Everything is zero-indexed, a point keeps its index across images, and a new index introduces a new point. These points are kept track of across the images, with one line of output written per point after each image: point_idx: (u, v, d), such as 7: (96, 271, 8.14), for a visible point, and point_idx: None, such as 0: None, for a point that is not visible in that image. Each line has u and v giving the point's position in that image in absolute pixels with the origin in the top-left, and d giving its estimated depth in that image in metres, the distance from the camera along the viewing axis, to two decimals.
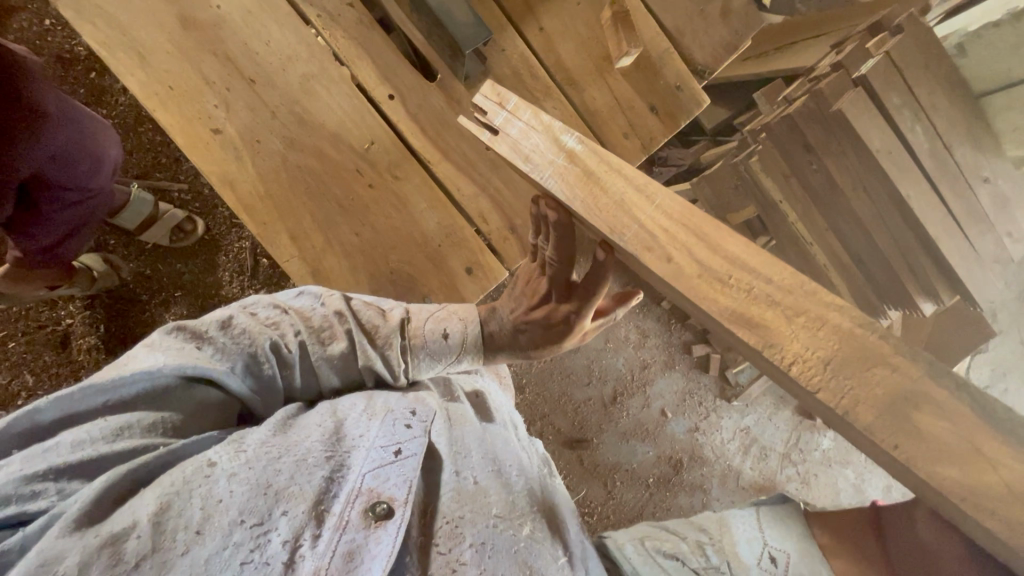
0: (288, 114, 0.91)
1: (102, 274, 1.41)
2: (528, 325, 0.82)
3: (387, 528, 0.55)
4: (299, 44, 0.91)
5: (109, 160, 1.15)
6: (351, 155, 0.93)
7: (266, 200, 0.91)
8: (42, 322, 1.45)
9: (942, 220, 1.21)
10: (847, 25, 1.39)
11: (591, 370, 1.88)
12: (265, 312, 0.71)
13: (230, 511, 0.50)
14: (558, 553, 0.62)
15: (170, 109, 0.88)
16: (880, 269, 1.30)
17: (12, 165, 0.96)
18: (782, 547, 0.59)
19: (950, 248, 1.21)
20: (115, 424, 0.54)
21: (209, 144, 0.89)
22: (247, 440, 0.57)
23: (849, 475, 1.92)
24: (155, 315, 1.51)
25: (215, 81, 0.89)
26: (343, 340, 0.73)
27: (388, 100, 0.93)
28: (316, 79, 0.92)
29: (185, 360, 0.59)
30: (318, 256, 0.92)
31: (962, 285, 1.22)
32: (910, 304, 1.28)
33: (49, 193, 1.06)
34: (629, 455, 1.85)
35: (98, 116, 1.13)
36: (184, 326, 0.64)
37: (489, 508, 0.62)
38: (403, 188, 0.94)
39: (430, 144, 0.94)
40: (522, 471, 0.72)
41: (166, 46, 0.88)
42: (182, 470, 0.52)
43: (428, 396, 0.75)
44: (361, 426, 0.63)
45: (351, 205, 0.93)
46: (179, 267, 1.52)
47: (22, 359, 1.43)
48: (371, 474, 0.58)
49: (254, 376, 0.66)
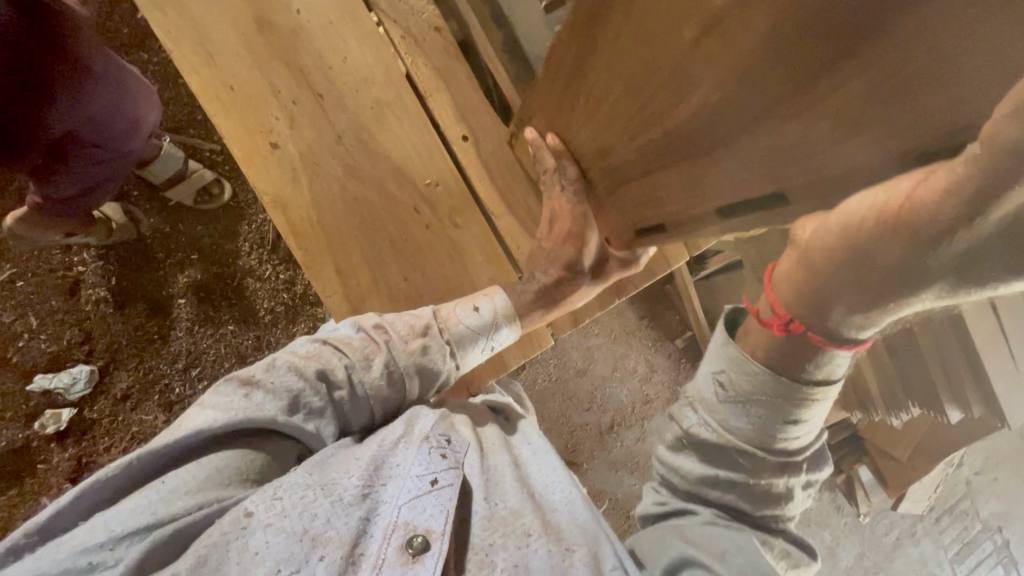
0: (354, 140, 0.91)
1: (120, 227, 1.38)
2: (549, 257, 0.88)
3: (424, 562, 0.56)
4: (377, 67, 0.92)
5: (148, 124, 1.11)
6: (411, 191, 0.92)
7: (316, 228, 0.89)
8: (54, 265, 1.40)
9: (991, 331, 1.16)
10: None
11: (594, 397, 1.85)
12: (305, 348, 0.72)
13: (266, 562, 0.51)
14: (613, 562, 0.59)
15: (231, 116, 0.88)
16: (914, 366, 1.27)
17: (48, 128, 0.90)
18: (719, 365, 0.63)
19: (995, 365, 1.17)
20: (170, 486, 0.55)
21: (266, 158, 0.89)
22: (283, 485, 0.58)
23: (825, 536, 1.89)
24: (168, 275, 1.46)
25: (281, 91, 0.89)
26: (383, 354, 0.74)
27: (461, 140, 0.94)
28: (388, 105, 0.92)
29: (233, 413, 0.61)
30: (362, 294, 0.90)
31: (996, 406, 1.20)
32: (936, 407, 1.27)
33: (82, 150, 1.00)
34: (615, 484, 1.86)
35: (142, 76, 1.08)
36: (235, 375, 0.66)
37: (523, 531, 0.61)
38: (461, 237, 0.93)
39: (495, 194, 0.94)
40: (565, 493, 0.69)
41: (240, 53, 0.88)
42: (221, 522, 0.53)
43: (461, 423, 0.76)
44: (398, 455, 0.66)
45: (402, 244, 0.91)
46: (199, 229, 1.48)
47: (27, 301, 1.39)
48: (407, 507, 0.60)
49: (307, 409, 0.67)
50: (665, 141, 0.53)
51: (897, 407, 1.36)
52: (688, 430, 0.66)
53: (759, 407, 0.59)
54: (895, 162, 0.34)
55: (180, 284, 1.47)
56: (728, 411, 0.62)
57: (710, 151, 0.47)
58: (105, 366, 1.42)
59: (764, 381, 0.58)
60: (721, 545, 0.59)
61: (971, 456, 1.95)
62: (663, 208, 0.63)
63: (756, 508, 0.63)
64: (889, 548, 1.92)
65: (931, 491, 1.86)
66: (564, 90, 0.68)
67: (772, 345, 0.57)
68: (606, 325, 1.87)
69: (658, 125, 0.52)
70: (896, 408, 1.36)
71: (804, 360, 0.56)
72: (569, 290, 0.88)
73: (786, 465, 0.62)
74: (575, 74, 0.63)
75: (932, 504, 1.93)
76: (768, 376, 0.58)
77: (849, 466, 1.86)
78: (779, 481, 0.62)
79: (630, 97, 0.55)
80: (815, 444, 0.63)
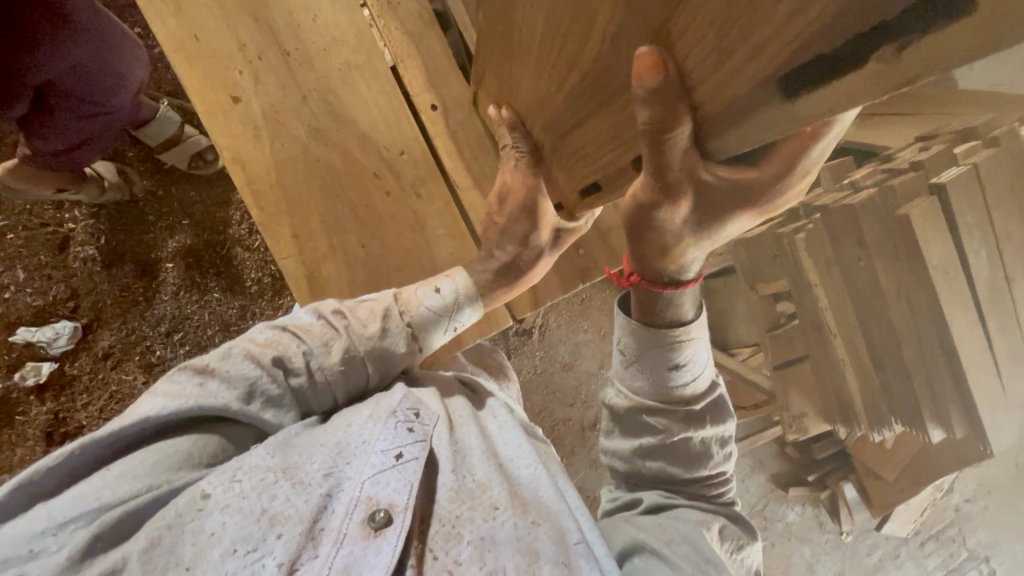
0: (319, 102, 0.95)
1: (113, 186, 1.37)
2: (503, 234, 0.85)
3: (387, 536, 0.55)
4: (349, 28, 0.96)
5: (134, 80, 1.10)
6: (375, 159, 0.97)
7: (276, 188, 0.94)
8: (45, 221, 1.41)
9: (980, 350, 1.15)
10: (957, 121, 1.26)
11: (578, 392, 1.83)
12: (264, 335, 0.71)
13: (222, 542, 0.51)
14: (576, 536, 0.60)
15: (196, 69, 0.91)
16: (900, 382, 1.25)
17: (26, 72, 0.90)
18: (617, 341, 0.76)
19: (979, 381, 1.15)
20: (117, 471, 0.55)
21: (228, 112, 0.92)
22: (242, 468, 0.57)
23: (805, 551, 1.85)
24: (158, 237, 1.46)
25: (248, 46, 0.93)
26: (343, 339, 0.73)
27: (430, 109, 0.98)
28: (357, 69, 0.96)
29: (186, 400, 0.60)
30: (317, 261, 0.95)
31: (980, 428, 1.18)
32: (918, 424, 1.25)
33: (65, 101, 1.00)
34: (595, 482, 1.83)
35: (129, 32, 1.07)
36: (188, 363, 0.65)
37: (489, 503, 0.60)
38: (424, 209, 0.98)
39: (461, 167, 0.98)
40: (529, 467, 0.69)
41: (210, 5, 0.92)
42: (176, 504, 0.53)
43: (429, 397, 0.75)
44: (363, 430, 0.65)
45: (363, 213, 0.96)
46: (192, 195, 1.48)
47: (17, 254, 1.40)
48: (371, 482, 0.59)
49: (264, 397, 0.66)
50: (582, 86, 0.55)
51: (881, 423, 1.34)
52: (610, 410, 0.81)
53: (646, 364, 0.73)
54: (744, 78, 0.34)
55: (168, 249, 1.47)
56: (629, 380, 0.76)
57: (612, 92, 0.50)
58: (89, 324, 1.43)
59: (639, 343, 0.72)
60: (669, 534, 0.70)
61: (962, 483, 1.90)
62: (593, 164, 0.61)
63: (681, 469, 0.76)
64: (870, 568, 1.87)
65: (917, 514, 1.81)
66: (508, 41, 0.69)
67: (637, 304, 0.71)
68: (594, 322, 1.84)
69: (576, 68, 0.54)
70: (879, 424, 1.34)
71: (663, 315, 0.69)
72: (530, 266, 0.87)
73: (692, 419, 0.75)
74: (512, 24, 0.66)
75: (918, 528, 1.89)
76: (640, 335, 0.71)
77: (833, 483, 1.81)
78: (692, 435, 0.75)
79: (555, 48, 0.57)
80: (713, 397, 0.76)
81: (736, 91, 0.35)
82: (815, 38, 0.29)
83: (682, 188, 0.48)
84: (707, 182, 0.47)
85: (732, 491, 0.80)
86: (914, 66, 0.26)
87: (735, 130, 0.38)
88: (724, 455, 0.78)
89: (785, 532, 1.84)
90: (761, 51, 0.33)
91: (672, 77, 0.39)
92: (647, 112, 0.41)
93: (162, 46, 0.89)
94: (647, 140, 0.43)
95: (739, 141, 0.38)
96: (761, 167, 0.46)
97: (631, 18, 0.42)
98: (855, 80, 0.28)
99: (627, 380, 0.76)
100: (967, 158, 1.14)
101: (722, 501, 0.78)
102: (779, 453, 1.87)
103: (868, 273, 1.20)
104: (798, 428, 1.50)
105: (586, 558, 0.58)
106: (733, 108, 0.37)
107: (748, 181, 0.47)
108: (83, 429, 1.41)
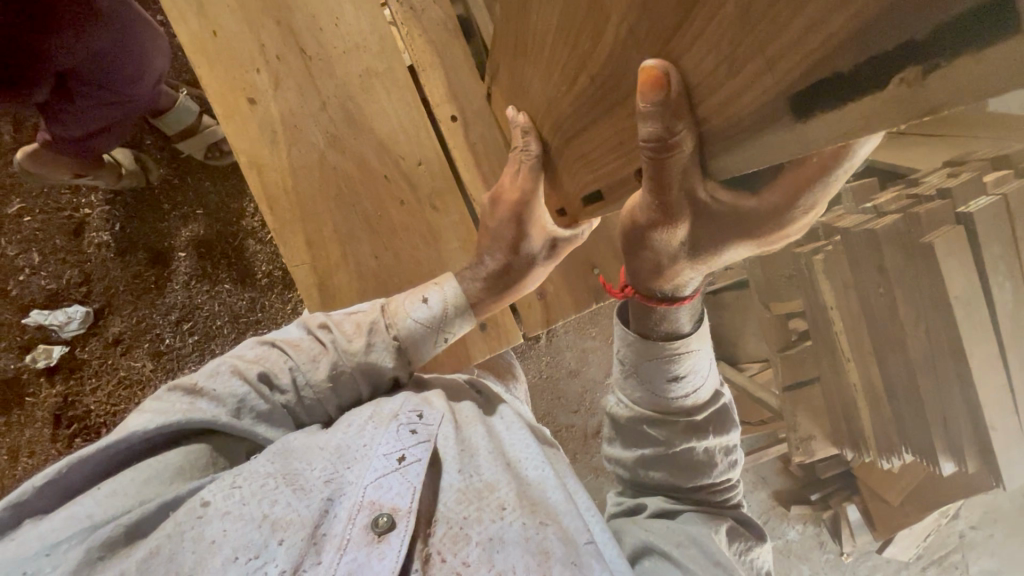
0: (338, 107, 0.95)
1: (130, 173, 1.38)
2: (494, 241, 0.84)
3: (390, 541, 0.54)
4: (371, 34, 0.95)
5: (155, 70, 1.10)
6: (391, 167, 0.96)
7: (289, 193, 0.94)
8: (61, 206, 1.42)
9: (998, 385, 1.12)
10: (990, 146, 1.23)
11: (584, 398, 1.82)
12: (252, 351, 0.71)
13: (223, 550, 0.50)
14: (586, 536, 0.57)
15: (216, 71, 0.91)
16: (911, 411, 1.22)
17: (50, 63, 0.90)
18: (617, 351, 0.74)
19: (996, 417, 1.13)
20: (107, 489, 0.55)
21: (245, 115, 0.92)
22: (244, 474, 0.57)
23: (804, 570, 1.82)
24: (171, 227, 1.47)
25: (269, 49, 0.92)
26: (330, 354, 0.72)
27: (449, 120, 0.97)
28: (377, 76, 0.95)
29: (171, 415, 0.61)
30: (329, 269, 0.94)
31: (993, 464, 1.15)
32: (929, 455, 1.22)
33: (86, 90, 1.00)
34: (595, 488, 1.83)
35: (153, 22, 1.07)
36: (178, 382, 0.65)
37: (497, 504, 0.59)
38: (439, 222, 0.97)
39: (477, 179, 0.97)
40: (540, 467, 0.67)
41: (232, 5, 0.91)
42: (176, 515, 0.53)
43: (435, 397, 0.75)
44: (368, 435, 0.65)
45: (376, 221, 0.96)
46: (206, 185, 1.48)
47: (33, 237, 1.41)
48: (373, 487, 0.58)
49: (254, 412, 0.66)
50: (590, 90, 0.52)
51: (890, 450, 1.32)
52: (611, 418, 0.80)
53: (644, 374, 0.71)
54: (756, 93, 0.32)
55: (181, 238, 1.47)
56: (628, 391, 0.75)
57: (620, 100, 0.47)
58: (100, 310, 1.44)
59: (638, 355, 0.71)
60: (677, 538, 0.68)
61: (968, 509, 1.86)
62: (597, 171, 0.59)
63: (684, 480, 0.74)
64: None
65: (920, 539, 1.78)
66: (524, 46, 0.67)
67: (636, 315, 0.70)
68: (603, 328, 1.83)
69: (586, 70, 0.51)
70: (888, 452, 1.32)
71: (661, 328, 0.68)
72: (523, 275, 0.85)
73: (693, 429, 0.73)
74: (528, 28, 0.63)
75: (921, 553, 1.85)
76: (638, 347, 0.70)
77: (836, 503, 1.77)
78: (694, 446, 0.73)
79: (565, 50, 0.54)
80: (716, 406, 0.74)
81: (744, 107, 0.33)
82: (833, 53, 0.26)
83: (680, 210, 0.46)
84: (703, 204, 0.45)
85: (740, 495, 0.79)
86: (941, 91, 0.23)
87: (740, 148, 0.35)
88: (730, 460, 0.77)
89: (784, 551, 1.82)
90: (773, 65, 0.30)
91: (675, 91, 0.37)
92: (648, 129, 0.39)
93: (183, 47, 0.88)
94: (647, 158, 0.41)
95: (743, 161, 0.36)
96: (763, 196, 0.45)
97: (641, 21, 0.39)
98: (868, 104, 0.26)
99: (628, 389, 0.75)
100: (998, 187, 1.11)
101: (731, 505, 0.77)
102: (783, 470, 1.85)
103: (887, 301, 1.18)
104: (805, 450, 1.49)
105: (597, 559, 0.55)
106: (741, 126, 0.34)
107: (743, 209, 0.46)
108: (90, 414, 1.43)
